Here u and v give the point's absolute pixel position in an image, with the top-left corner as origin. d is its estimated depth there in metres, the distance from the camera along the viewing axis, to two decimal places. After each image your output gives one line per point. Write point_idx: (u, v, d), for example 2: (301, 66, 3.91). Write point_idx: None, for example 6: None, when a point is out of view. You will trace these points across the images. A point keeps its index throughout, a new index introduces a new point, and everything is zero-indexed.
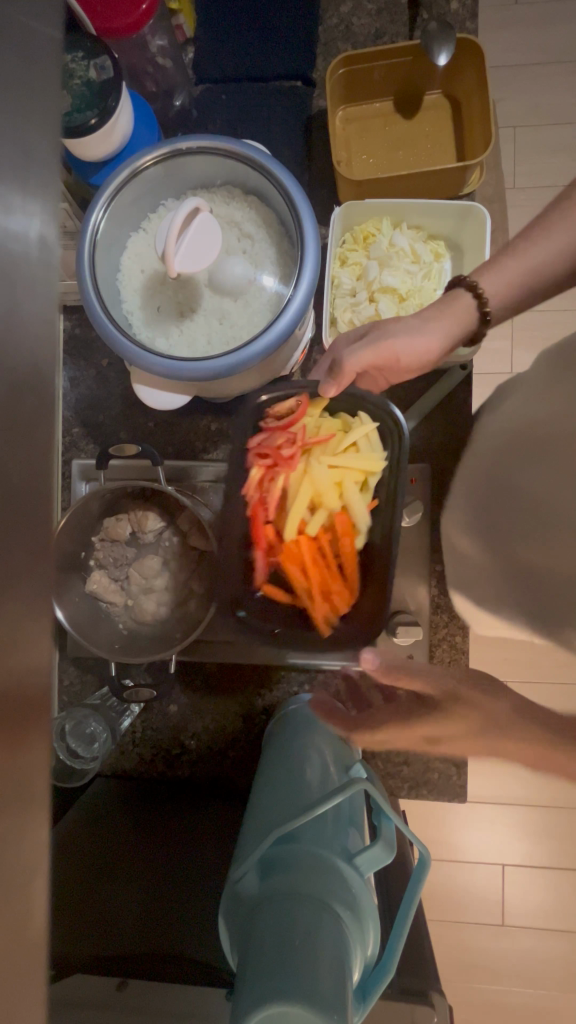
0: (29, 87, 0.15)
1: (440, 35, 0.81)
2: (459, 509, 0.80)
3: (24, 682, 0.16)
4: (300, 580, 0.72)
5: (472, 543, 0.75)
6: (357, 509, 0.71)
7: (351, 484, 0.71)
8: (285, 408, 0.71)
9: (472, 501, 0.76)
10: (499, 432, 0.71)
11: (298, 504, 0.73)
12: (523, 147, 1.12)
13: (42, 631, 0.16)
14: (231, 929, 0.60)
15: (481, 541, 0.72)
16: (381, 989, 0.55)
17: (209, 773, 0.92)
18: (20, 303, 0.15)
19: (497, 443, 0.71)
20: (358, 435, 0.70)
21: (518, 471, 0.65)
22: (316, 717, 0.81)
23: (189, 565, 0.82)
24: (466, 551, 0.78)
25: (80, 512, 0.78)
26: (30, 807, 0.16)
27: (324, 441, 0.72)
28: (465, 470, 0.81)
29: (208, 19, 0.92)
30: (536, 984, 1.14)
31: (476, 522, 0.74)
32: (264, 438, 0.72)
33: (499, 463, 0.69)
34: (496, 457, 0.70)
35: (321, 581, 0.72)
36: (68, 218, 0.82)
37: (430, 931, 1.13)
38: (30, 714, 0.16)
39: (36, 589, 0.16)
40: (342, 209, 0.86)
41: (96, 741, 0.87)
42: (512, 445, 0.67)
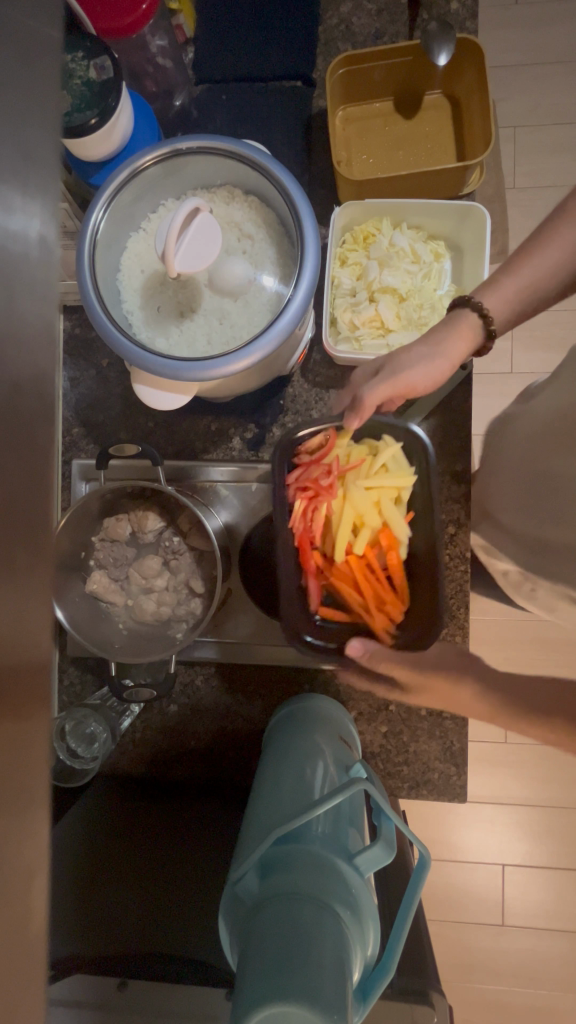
0: (30, 87, 0.15)
1: (440, 35, 0.81)
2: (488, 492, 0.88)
3: (21, 688, 0.16)
4: (356, 599, 0.72)
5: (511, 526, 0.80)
6: (396, 523, 0.71)
7: (389, 502, 0.72)
8: (316, 441, 0.72)
9: (499, 484, 0.83)
10: (530, 420, 0.78)
11: (343, 529, 0.73)
12: (523, 147, 1.12)
13: (40, 630, 0.16)
14: (232, 930, 0.60)
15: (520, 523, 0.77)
16: (382, 988, 0.55)
17: (209, 773, 0.92)
18: (19, 303, 0.15)
19: (526, 430, 0.78)
20: (386, 456, 0.71)
21: (545, 455, 0.72)
22: (322, 722, 0.80)
23: (189, 564, 0.82)
24: (496, 529, 0.85)
25: (80, 512, 0.78)
26: (25, 806, 0.16)
27: (356, 465, 0.73)
28: (501, 453, 0.85)
29: (208, 20, 0.93)
30: (537, 984, 1.14)
31: (506, 503, 0.81)
32: (301, 469, 0.71)
33: (527, 448, 0.76)
34: (524, 443, 0.78)
35: (376, 597, 0.72)
36: (68, 218, 0.82)
37: (430, 930, 1.13)
38: (28, 713, 0.16)
39: (35, 588, 0.16)
40: (342, 209, 0.87)
41: (96, 742, 0.86)
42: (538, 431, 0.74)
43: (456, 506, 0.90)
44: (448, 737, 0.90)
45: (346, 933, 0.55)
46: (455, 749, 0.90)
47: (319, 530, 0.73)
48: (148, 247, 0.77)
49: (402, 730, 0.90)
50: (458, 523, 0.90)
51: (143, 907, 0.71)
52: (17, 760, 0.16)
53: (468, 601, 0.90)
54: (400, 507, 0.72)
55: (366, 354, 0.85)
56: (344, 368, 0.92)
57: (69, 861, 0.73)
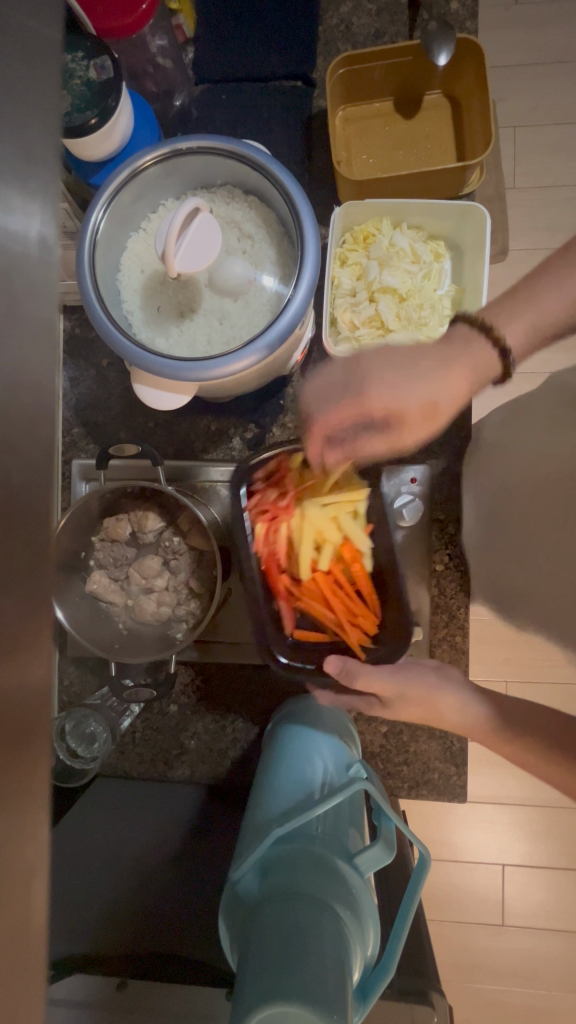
0: (30, 89, 0.15)
1: (440, 35, 0.81)
2: (475, 513, 0.84)
3: (20, 690, 0.16)
4: (328, 614, 0.73)
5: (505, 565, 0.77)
6: (356, 533, 0.73)
7: (346, 515, 0.73)
8: (273, 463, 0.71)
9: (487, 510, 0.80)
10: (519, 446, 0.74)
11: (305, 547, 0.73)
12: (523, 147, 1.12)
13: (42, 630, 0.16)
14: (231, 929, 0.60)
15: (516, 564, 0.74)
16: (382, 989, 0.55)
17: (209, 774, 0.92)
18: (19, 301, 0.15)
19: (515, 458, 0.74)
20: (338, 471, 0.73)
21: (540, 496, 0.68)
22: (320, 723, 0.80)
23: (190, 564, 0.82)
24: (482, 555, 0.82)
25: (80, 512, 0.78)
26: (28, 800, 0.16)
27: (311, 483, 0.73)
28: (481, 482, 0.82)
29: (209, 20, 0.93)
30: (538, 984, 1.14)
31: (496, 534, 0.78)
32: (260, 493, 0.71)
33: (518, 480, 0.73)
34: (514, 473, 0.74)
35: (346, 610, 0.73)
36: (68, 218, 0.82)
37: (430, 930, 1.13)
38: (30, 712, 0.16)
39: (37, 587, 0.16)
40: (342, 209, 0.86)
41: (96, 742, 0.86)
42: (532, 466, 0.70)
43: (456, 505, 0.90)
44: (448, 738, 0.90)
45: (345, 933, 0.55)
46: (455, 749, 0.90)
47: (283, 551, 0.73)
48: (148, 247, 0.77)
49: (402, 730, 0.90)
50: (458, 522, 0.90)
51: (142, 908, 0.71)
52: (19, 759, 0.16)
53: (468, 601, 0.90)
54: (358, 520, 0.73)
55: (366, 354, 0.85)
56: None
57: (68, 861, 0.73)
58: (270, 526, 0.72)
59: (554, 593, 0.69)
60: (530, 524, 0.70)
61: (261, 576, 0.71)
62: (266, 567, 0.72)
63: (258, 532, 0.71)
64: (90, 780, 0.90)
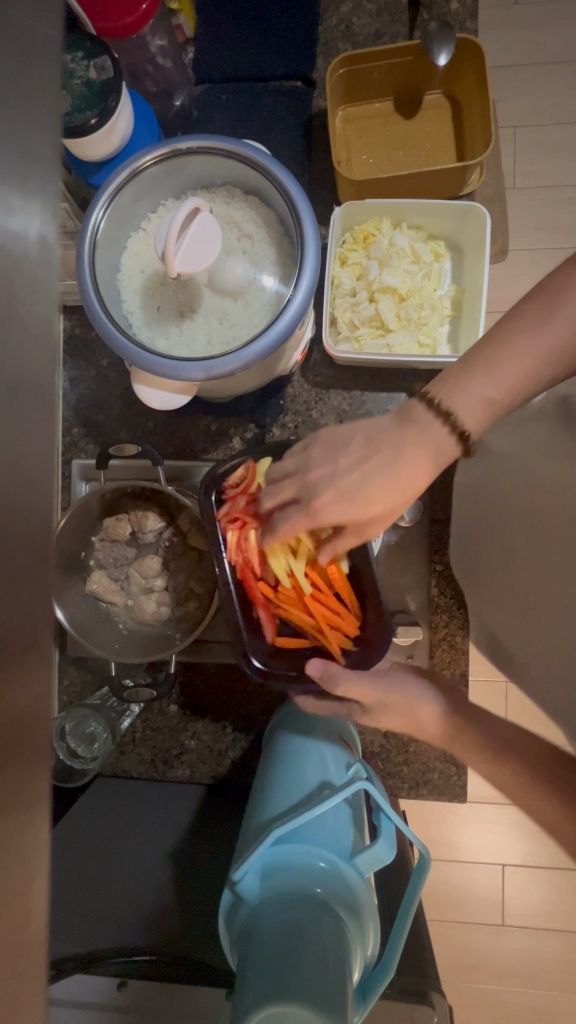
0: (29, 93, 0.15)
1: (440, 35, 0.80)
2: (464, 536, 0.78)
3: (23, 689, 0.16)
4: (310, 620, 0.73)
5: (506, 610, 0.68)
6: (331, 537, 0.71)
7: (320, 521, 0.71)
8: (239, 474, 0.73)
9: (479, 536, 0.73)
10: (508, 468, 0.67)
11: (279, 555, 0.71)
12: (523, 147, 1.12)
13: (44, 630, 0.16)
14: (231, 928, 0.60)
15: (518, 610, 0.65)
16: (382, 990, 0.55)
17: (208, 774, 0.92)
18: (19, 303, 0.15)
19: (506, 482, 0.68)
20: None
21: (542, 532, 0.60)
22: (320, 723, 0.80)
23: (189, 564, 0.82)
24: (472, 581, 0.76)
25: (80, 512, 0.78)
26: (33, 798, 0.16)
27: None
28: (481, 512, 0.73)
29: (209, 19, 0.93)
30: (537, 984, 1.14)
31: (487, 563, 0.71)
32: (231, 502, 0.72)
33: (509, 507, 0.66)
34: (505, 499, 0.67)
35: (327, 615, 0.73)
36: (68, 218, 0.82)
37: (430, 930, 1.13)
38: (33, 715, 0.16)
39: (40, 588, 0.16)
40: (342, 209, 0.86)
41: (96, 742, 0.86)
42: (525, 494, 0.63)
43: None
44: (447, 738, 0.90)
45: (344, 933, 0.55)
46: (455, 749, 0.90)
47: (257, 561, 0.73)
48: (148, 246, 0.77)
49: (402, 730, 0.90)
50: None
51: (141, 909, 0.71)
52: (23, 758, 0.16)
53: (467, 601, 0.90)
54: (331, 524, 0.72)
55: (366, 354, 0.84)
56: (344, 368, 0.92)
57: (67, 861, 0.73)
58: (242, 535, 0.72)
59: (545, 639, 0.62)
60: (521, 559, 0.64)
61: (235, 583, 0.72)
62: (241, 575, 0.72)
63: (229, 539, 0.72)
64: (90, 781, 0.90)
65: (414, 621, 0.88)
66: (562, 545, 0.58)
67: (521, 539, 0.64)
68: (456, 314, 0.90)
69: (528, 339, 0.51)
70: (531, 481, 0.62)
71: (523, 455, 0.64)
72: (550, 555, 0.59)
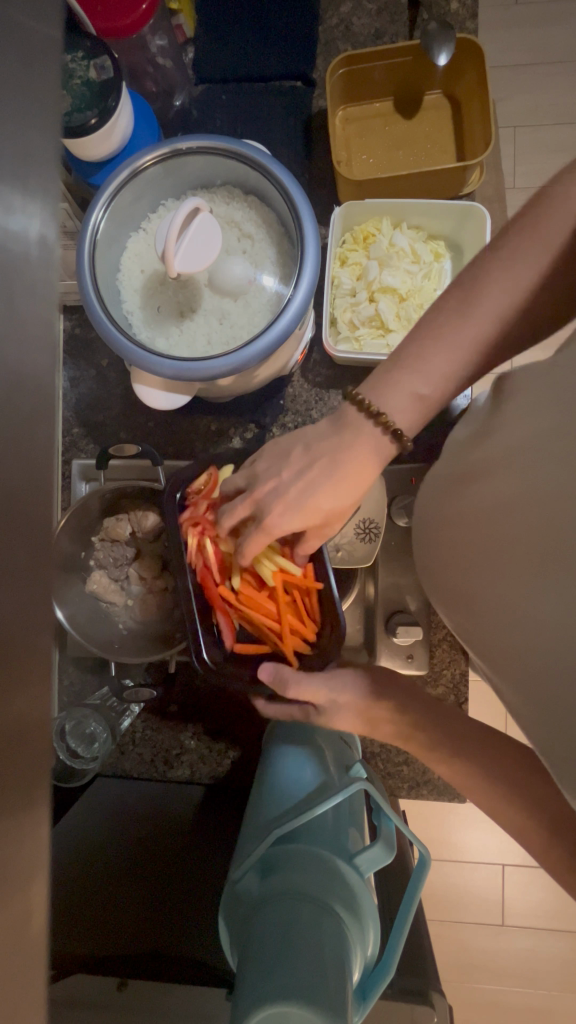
0: (28, 96, 0.15)
1: (440, 35, 0.80)
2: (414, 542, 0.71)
3: (30, 694, 0.16)
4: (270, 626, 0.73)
5: (460, 616, 0.58)
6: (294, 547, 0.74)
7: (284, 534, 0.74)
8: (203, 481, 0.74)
9: (421, 537, 0.66)
10: (455, 460, 0.60)
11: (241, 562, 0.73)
12: (523, 147, 1.12)
13: (47, 636, 0.16)
14: (232, 930, 0.60)
15: (469, 615, 0.56)
16: (381, 991, 0.55)
17: (208, 775, 0.91)
18: (18, 305, 0.15)
19: (462, 467, 0.58)
20: None
21: (497, 514, 0.50)
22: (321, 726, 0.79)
23: None
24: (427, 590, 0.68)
25: (79, 512, 0.78)
26: (36, 800, 0.16)
27: None
28: (432, 511, 0.63)
29: (209, 19, 0.92)
30: (537, 984, 1.14)
31: (435, 566, 0.62)
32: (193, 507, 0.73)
33: (446, 503, 0.59)
34: (445, 493, 0.60)
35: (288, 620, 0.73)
36: (69, 218, 0.82)
37: (430, 930, 1.13)
38: (35, 719, 0.16)
39: (43, 588, 0.16)
40: (342, 209, 0.86)
41: (96, 741, 0.87)
42: (463, 484, 0.56)
43: None
44: None
45: (345, 934, 0.55)
46: None
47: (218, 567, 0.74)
48: (148, 246, 0.77)
49: None
50: None
51: (139, 910, 0.71)
52: (23, 758, 0.16)
53: None
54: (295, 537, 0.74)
55: (366, 355, 0.85)
56: (344, 368, 0.92)
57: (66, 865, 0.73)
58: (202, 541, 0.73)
59: (480, 646, 0.55)
60: (457, 557, 0.56)
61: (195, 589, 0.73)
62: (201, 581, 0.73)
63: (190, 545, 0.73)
64: (90, 780, 0.90)
65: (414, 621, 0.88)
66: (499, 537, 0.50)
67: (457, 533, 0.56)
68: None
69: (454, 326, 0.50)
70: (471, 469, 0.55)
71: (470, 444, 0.58)
72: (486, 549, 0.52)
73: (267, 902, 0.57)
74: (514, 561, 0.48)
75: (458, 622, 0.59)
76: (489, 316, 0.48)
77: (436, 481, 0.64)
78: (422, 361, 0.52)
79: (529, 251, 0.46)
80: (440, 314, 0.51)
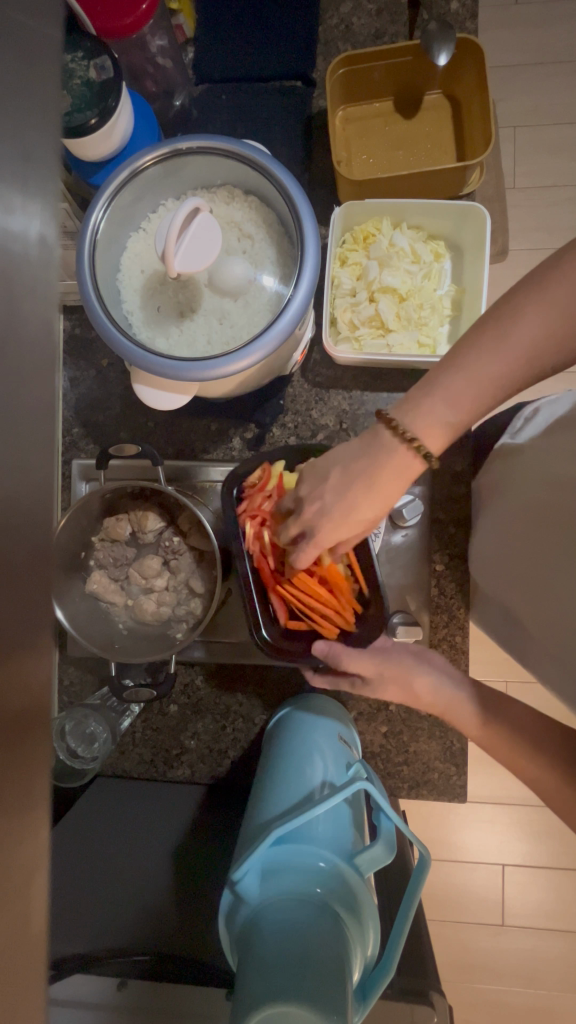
0: (24, 100, 0.15)
1: (439, 35, 0.80)
2: (483, 518, 0.80)
3: (17, 695, 0.16)
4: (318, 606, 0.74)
5: (520, 596, 0.71)
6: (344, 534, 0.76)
7: None
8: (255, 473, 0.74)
9: (499, 526, 0.75)
10: (527, 456, 0.70)
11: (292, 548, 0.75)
12: (522, 147, 1.12)
13: (44, 642, 0.16)
14: (232, 932, 0.60)
15: (529, 599, 0.68)
16: (382, 990, 0.55)
17: (208, 775, 0.92)
18: (20, 304, 0.15)
19: (527, 470, 0.69)
20: None
21: (550, 522, 0.62)
22: (326, 710, 0.83)
23: (190, 565, 0.82)
24: (500, 572, 0.75)
25: (79, 512, 0.78)
26: (29, 812, 0.16)
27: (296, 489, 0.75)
28: (502, 501, 0.74)
29: (209, 20, 0.93)
30: (538, 985, 1.14)
31: (502, 549, 0.74)
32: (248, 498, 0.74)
33: (514, 496, 0.71)
34: (513, 492, 0.71)
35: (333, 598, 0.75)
36: (69, 218, 0.83)
37: (429, 930, 1.13)
38: (28, 711, 0.16)
39: (35, 599, 0.16)
40: (342, 209, 0.86)
41: (96, 742, 0.86)
42: (528, 484, 0.68)
43: (456, 506, 0.90)
44: (447, 739, 0.90)
45: (346, 934, 0.55)
46: (455, 749, 0.91)
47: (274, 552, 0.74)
48: (148, 246, 0.77)
49: (402, 729, 0.91)
50: (458, 521, 0.91)
51: (139, 913, 0.70)
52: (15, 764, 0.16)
53: (468, 601, 0.91)
54: None
55: (366, 354, 0.85)
56: (344, 368, 0.92)
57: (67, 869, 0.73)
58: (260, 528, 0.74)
59: (558, 628, 0.62)
60: (526, 550, 0.68)
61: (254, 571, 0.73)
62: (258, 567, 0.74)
63: (248, 532, 0.73)
64: (90, 780, 0.90)
65: (414, 620, 0.88)
66: (552, 548, 0.62)
67: (522, 528, 0.69)
68: (456, 315, 0.90)
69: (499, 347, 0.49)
70: (539, 478, 0.66)
71: (541, 447, 0.67)
72: (540, 551, 0.64)
73: (268, 905, 0.57)
74: (557, 569, 0.61)
75: (521, 600, 0.70)
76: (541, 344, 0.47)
77: (505, 472, 0.75)
78: (460, 383, 0.51)
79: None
80: (485, 338, 0.49)
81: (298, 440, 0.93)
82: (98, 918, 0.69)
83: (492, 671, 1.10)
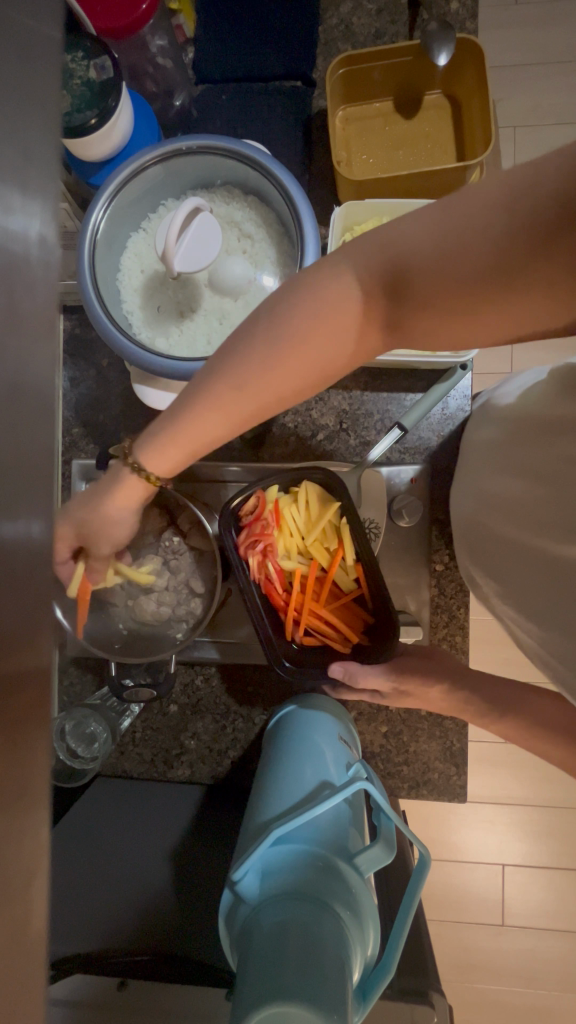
0: (21, 101, 0.15)
1: (439, 35, 0.80)
2: (463, 489, 0.76)
3: (24, 685, 0.16)
4: (328, 625, 0.75)
5: (499, 583, 0.68)
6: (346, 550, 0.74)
7: (330, 535, 0.75)
8: (248, 504, 0.74)
9: (475, 501, 0.72)
10: (507, 435, 0.66)
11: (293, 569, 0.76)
12: (523, 147, 1.12)
13: (50, 638, 0.16)
14: (231, 934, 0.60)
15: (508, 588, 0.66)
16: (381, 990, 0.55)
17: (208, 774, 0.92)
18: (19, 304, 0.15)
19: (506, 457, 0.66)
20: (310, 498, 0.75)
21: (535, 516, 0.59)
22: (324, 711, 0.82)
23: (190, 567, 0.81)
24: (473, 539, 0.74)
25: None
26: (32, 811, 0.16)
27: (287, 513, 0.75)
28: (482, 481, 0.71)
29: (209, 19, 0.93)
30: (539, 986, 1.13)
31: (481, 531, 0.71)
32: (246, 528, 0.74)
33: (497, 479, 0.67)
34: (493, 474, 0.68)
35: (340, 616, 0.75)
36: (69, 218, 0.83)
37: (429, 931, 1.13)
38: (37, 698, 0.16)
39: (39, 594, 0.16)
40: (342, 209, 0.86)
41: (96, 741, 0.86)
42: (509, 470, 0.64)
43: None
44: (447, 738, 0.90)
45: (346, 935, 0.55)
46: (455, 748, 0.91)
47: (278, 577, 0.76)
48: (148, 246, 0.77)
49: (402, 729, 0.91)
50: None
51: (138, 913, 0.70)
52: (19, 759, 0.16)
53: (468, 601, 0.91)
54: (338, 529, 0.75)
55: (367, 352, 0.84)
56: None
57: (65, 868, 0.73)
58: (261, 557, 0.74)
59: (530, 612, 0.62)
60: (509, 539, 0.65)
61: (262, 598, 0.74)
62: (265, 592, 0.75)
63: (251, 562, 0.73)
64: (89, 780, 0.90)
65: (415, 621, 0.88)
66: (536, 544, 0.60)
67: (503, 514, 0.66)
68: None
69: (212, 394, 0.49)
70: (520, 461, 0.62)
71: (518, 429, 0.64)
72: (524, 543, 0.62)
73: (268, 906, 0.56)
74: (543, 567, 0.59)
75: (500, 587, 0.68)
76: (263, 389, 0.48)
77: (486, 451, 0.71)
78: (184, 426, 0.53)
79: (267, 352, 0.46)
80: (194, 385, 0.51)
81: (298, 439, 0.93)
82: (94, 915, 0.69)
83: (492, 669, 1.10)
